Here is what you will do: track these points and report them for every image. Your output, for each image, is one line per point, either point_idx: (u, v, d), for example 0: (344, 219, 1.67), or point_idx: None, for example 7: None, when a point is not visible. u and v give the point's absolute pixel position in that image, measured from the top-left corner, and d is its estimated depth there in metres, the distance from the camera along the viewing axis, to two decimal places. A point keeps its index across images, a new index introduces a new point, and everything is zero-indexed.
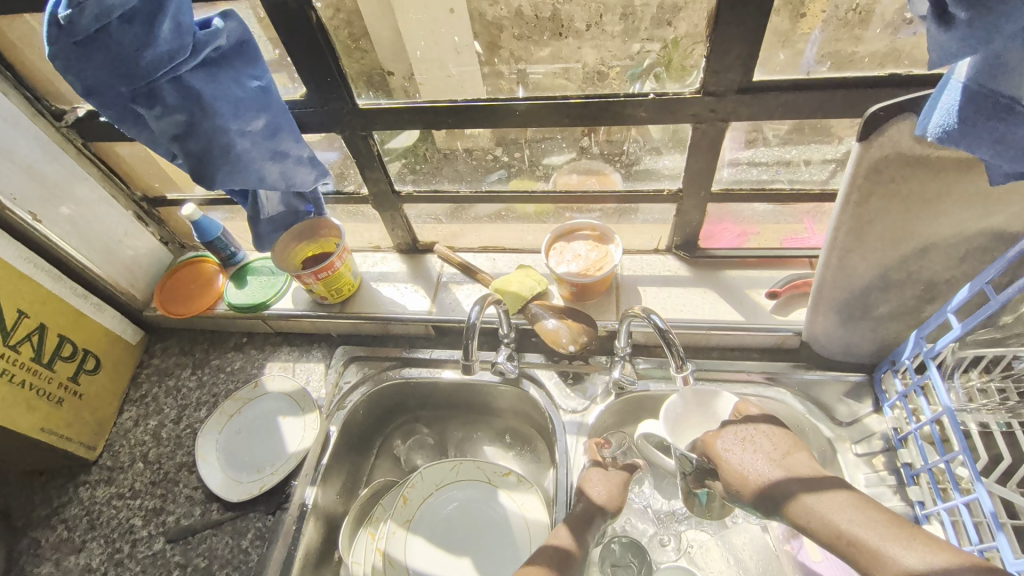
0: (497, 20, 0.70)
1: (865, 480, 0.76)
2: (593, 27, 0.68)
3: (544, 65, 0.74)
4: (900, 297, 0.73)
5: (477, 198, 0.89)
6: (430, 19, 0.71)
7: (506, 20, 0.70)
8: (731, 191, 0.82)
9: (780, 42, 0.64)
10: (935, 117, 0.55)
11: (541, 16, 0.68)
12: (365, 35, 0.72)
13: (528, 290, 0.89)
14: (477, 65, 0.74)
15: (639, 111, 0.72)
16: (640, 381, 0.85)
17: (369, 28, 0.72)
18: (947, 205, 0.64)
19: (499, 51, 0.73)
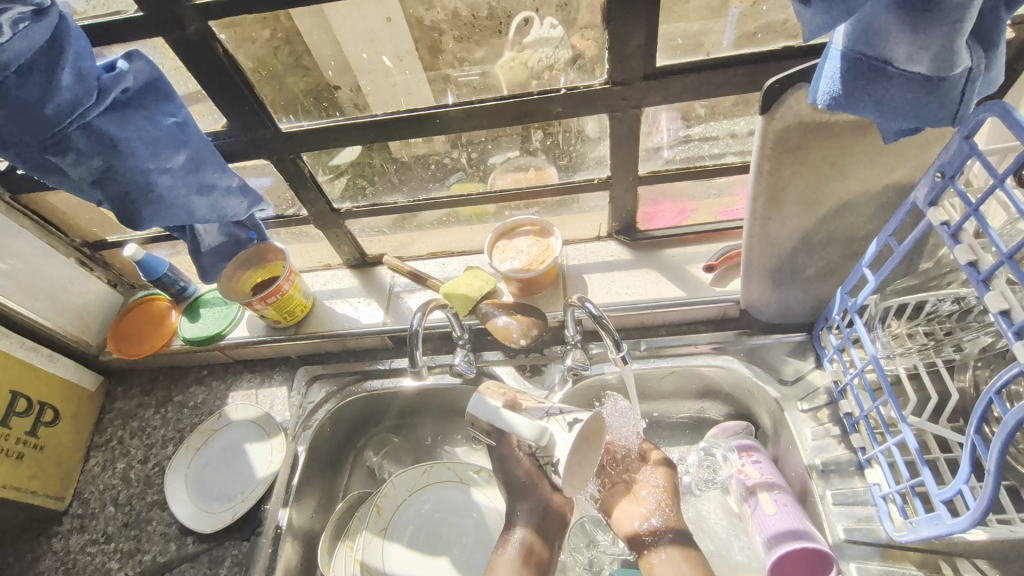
0: (435, 24, 0.71)
1: (811, 434, 0.78)
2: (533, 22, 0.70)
3: (483, 65, 0.75)
4: (824, 256, 0.76)
5: (416, 206, 0.91)
6: (356, 36, 0.71)
7: (444, 23, 0.71)
8: (658, 172, 0.85)
9: (677, 28, 0.67)
10: (822, 86, 0.57)
11: (480, 16, 0.70)
12: (306, 52, 0.72)
13: (476, 290, 0.90)
14: (422, 71, 0.75)
15: (555, 107, 0.74)
16: (594, 366, 0.87)
17: (292, 49, 0.72)
18: (852, 165, 0.67)
19: (442, 54, 0.74)
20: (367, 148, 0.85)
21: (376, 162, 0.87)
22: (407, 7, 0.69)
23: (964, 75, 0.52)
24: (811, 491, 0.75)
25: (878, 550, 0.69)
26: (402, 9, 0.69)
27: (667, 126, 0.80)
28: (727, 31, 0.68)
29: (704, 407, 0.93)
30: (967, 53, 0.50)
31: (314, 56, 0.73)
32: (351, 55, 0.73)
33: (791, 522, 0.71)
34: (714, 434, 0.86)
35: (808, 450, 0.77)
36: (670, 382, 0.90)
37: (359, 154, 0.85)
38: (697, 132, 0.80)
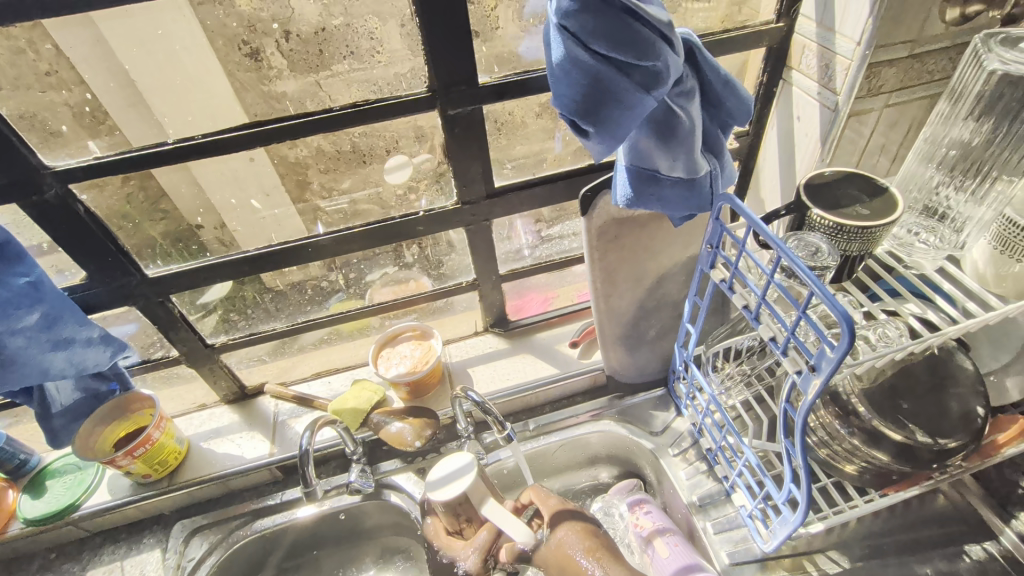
0: (299, 159, 0.78)
1: (685, 474, 0.88)
2: (392, 152, 0.80)
3: (350, 193, 0.83)
4: (660, 319, 0.92)
5: (296, 330, 0.93)
6: (223, 180, 0.77)
7: (308, 160, 0.78)
8: (516, 269, 0.98)
9: (507, 156, 0.83)
10: (619, 190, 0.73)
11: (343, 150, 0.78)
12: (163, 196, 0.76)
13: (365, 402, 0.92)
14: (291, 204, 0.83)
15: (417, 226, 0.84)
16: (489, 455, 0.92)
17: (147, 195, 0.75)
18: (659, 245, 0.85)
19: (308, 186, 0.81)
20: (241, 281, 0.87)
21: (251, 294, 0.90)
22: (268, 150, 0.75)
23: (709, 176, 0.72)
24: (695, 527, 0.84)
25: (758, 565, 0.78)
26: (265, 151, 0.75)
27: (524, 231, 0.95)
28: (558, 141, 0.84)
29: (597, 472, 1.00)
30: (704, 162, 0.71)
31: (173, 198, 0.77)
32: (213, 196, 0.79)
33: (682, 558, 0.79)
34: (611, 496, 0.96)
35: (686, 490, 0.87)
36: (561, 455, 0.97)
37: (229, 289, 0.88)
38: (557, 231, 0.96)
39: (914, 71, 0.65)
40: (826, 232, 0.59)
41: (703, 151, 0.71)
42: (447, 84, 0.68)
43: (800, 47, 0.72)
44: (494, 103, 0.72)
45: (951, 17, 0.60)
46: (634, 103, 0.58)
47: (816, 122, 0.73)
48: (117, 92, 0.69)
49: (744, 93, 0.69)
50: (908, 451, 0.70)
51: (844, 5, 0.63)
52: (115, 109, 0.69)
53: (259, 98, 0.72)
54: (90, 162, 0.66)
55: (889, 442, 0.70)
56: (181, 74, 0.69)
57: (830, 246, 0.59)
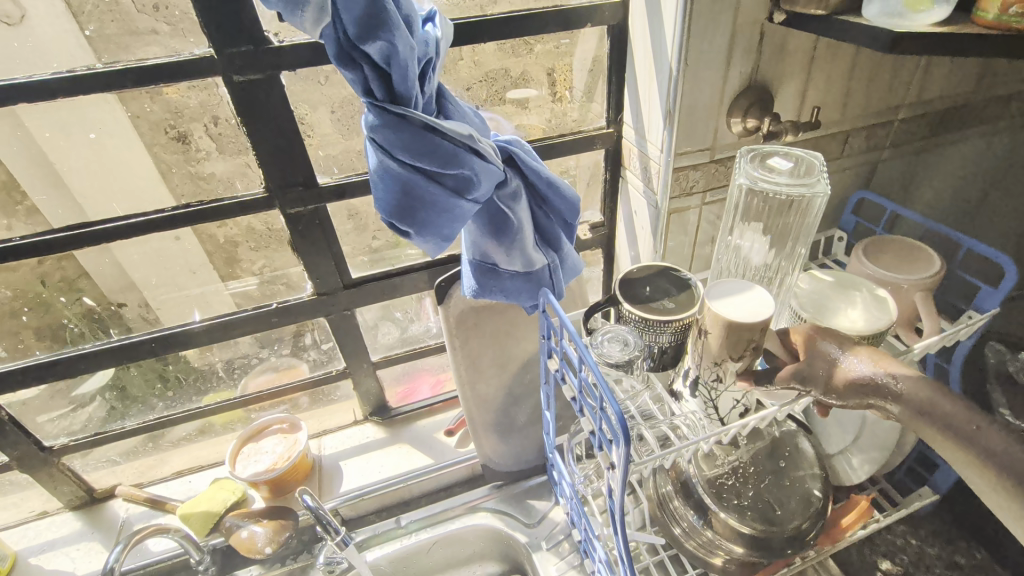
0: (230, 239, 0.78)
1: (556, 570, 0.85)
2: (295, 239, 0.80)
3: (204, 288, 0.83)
4: (529, 405, 0.91)
5: (149, 427, 0.89)
6: (146, 259, 0.78)
7: (152, 258, 0.78)
8: (389, 356, 0.97)
9: (363, 248, 0.84)
10: (466, 281, 0.76)
11: (191, 249, 0.78)
12: (83, 275, 0.77)
13: (219, 504, 0.87)
14: (220, 279, 0.83)
15: (271, 318, 0.84)
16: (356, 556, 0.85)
17: (67, 273, 0.76)
18: (521, 331, 0.86)
19: (240, 263, 0.81)
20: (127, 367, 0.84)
21: (144, 378, 0.86)
22: (197, 229, 0.76)
23: (547, 268, 0.75)
24: None
25: None
26: (192, 230, 0.76)
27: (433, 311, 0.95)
28: None
29: (477, 569, 0.96)
30: (541, 255, 0.74)
31: (95, 277, 0.78)
32: (135, 272, 0.79)
33: None
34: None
35: None
36: (438, 552, 0.93)
37: (113, 375, 0.84)
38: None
39: (720, 174, 0.73)
40: (636, 325, 0.63)
41: (540, 245, 0.75)
42: (282, 185, 0.71)
43: (629, 150, 0.80)
44: (337, 202, 0.76)
45: (738, 129, 0.68)
46: (448, 206, 0.62)
47: (647, 218, 0.79)
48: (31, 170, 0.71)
49: (571, 192, 0.73)
50: (762, 539, 0.70)
51: (648, 118, 0.71)
52: (34, 186, 0.71)
53: (187, 180, 0.73)
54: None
55: (736, 531, 0.71)
56: (60, 164, 0.71)
57: (638, 337, 0.63)
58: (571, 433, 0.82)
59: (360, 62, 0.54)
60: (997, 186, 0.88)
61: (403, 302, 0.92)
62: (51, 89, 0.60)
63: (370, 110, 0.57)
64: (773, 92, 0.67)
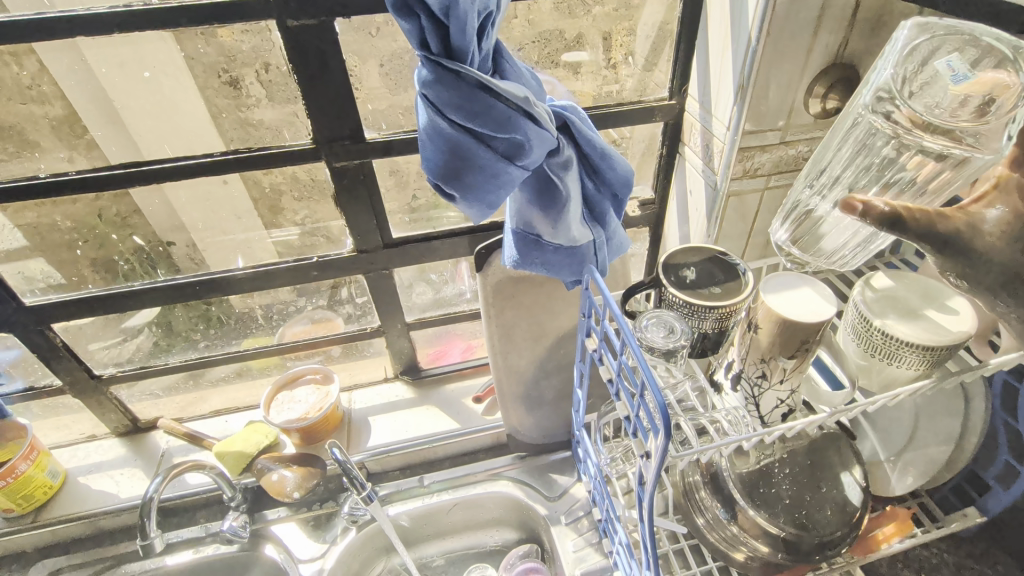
0: (274, 186, 0.78)
1: (573, 546, 0.85)
2: None
3: (249, 236, 0.83)
4: (559, 380, 0.90)
5: (192, 365, 0.93)
6: (194, 203, 0.79)
7: (199, 202, 0.79)
8: (423, 318, 0.96)
9: (405, 209, 0.83)
10: (508, 251, 0.74)
11: (237, 197, 0.79)
12: (135, 213, 0.78)
13: (252, 445, 0.90)
14: (263, 227, 0.83)
15: (310, 270, 0.84)
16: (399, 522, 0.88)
17: (120, 212, 0.77)
18: (559, 306, 0.84)
19: (281, 212, 0.81)
20: (171, 308, 0.86)
21: (188, 319, 0.89)
22: (243, 176, 0.76)
23: (593, 243, 0.73)
24: None
25: None
26: (238, 176, 0.76)
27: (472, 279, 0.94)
28: None
29: (495, 533, 0.97)
30: (586, 229, 0.71)
31: (146, 215, 0.79)
32: (182, 215, 0.80)
33: None
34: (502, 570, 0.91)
35: (570, 563, 0.83)
36: (458, 514, 0.94)
37: (159, 314, 0.87)
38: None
39: (789, 158, 0.68)
40: (681, 310, 0.61)
41: (587, 220, 0.72)
42: (330, 138, 0.70)
43: (690, 125, 0.76)
44: (383, 158, 0.74)
45: (815, 110, 0.63)
46: (497, 170, 0.60)
47: (703, 199, 0.75)
48: (88, 105, 0.70)
49: (625, 164, 0.70)
50: (794, 542, 0.68)
51: (717, 91, 0.66)
52: (95, 124, 0.71)
53: (237, 124, 0.72)
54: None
55: (764, 531, 0.69)
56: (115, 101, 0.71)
57: (683, 324, 0.60)
58: (600, 414, 0.80)
59: (418, 12, 0.51)
60: None
61: (441, 266, 0.90)
62: (107, 24, 0.60)
63: (425, 64, 0.55)
64: (861, 71, 0.61)
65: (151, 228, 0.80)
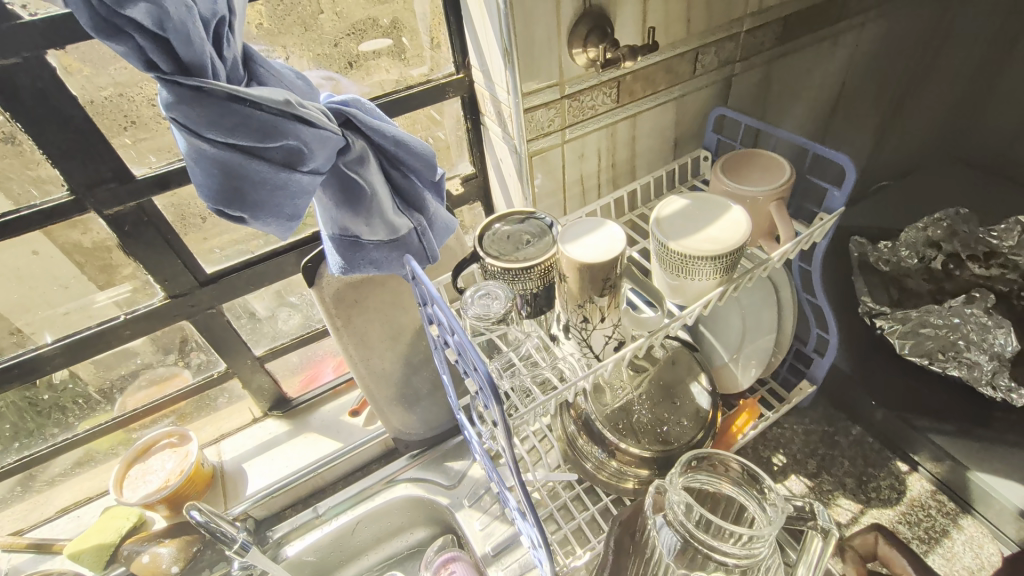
0: (95, 245, 0.70)
1: (480, 524, 0.86)
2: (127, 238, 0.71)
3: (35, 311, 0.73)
4: (429, 371, 0.90)
5: (36, 458, 0.82)
6: None
7: None
8: (275, 347, 0.91)
9: (214, 241, 0.77)
10: (331, 257, 0.71)
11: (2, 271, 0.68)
12: None
13: (113, 533, 0.81)
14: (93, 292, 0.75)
15: (123, 330, 0.76)
16: (296, 545, 0.86)
17: None
18: (405, 299, 0.83)
19: (117, 270, 0.73)
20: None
21: (14, 412, 0.78)
22: (53, 239, 0.68)
23: (414, 231, 0.72)
24: None
25: None
26: (48, 241, 0.68)
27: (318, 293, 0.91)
28: None
29: (409, 537, 0.96)
30: (404, 219, 0.71)
31: None
32: None
33: None
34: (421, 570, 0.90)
35: (480, 541, 0.85)
36: (363, 531, 0.91)
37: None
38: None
39: (575, 110, 0.71)
40: (502, 277, 0.63)
41: (401, 209, 0.71)
42: (89, 183, 0.63)
43: (482, 96, 0.77)
44: (164, 193, 0.68)
45: (582, 60, 0.66)
46: (281, 182, 0.57)
47: (511, 163, 0.77)
48: None
49: (424, 147, 0.69)
50: (663, 457, 0.75)
51: (491, 59, 0.68)
52: None
53: None
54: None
55: (634, 456, 0.75)
56: None
57: (508, 290, 0.62)
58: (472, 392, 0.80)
59: (130, 31, 0.46)
60: (823, 92, 0.96)
61: (276, 289, 0.86)
62: None
63: (161, 85, 0.49)
64: (611, 18, 0.66)
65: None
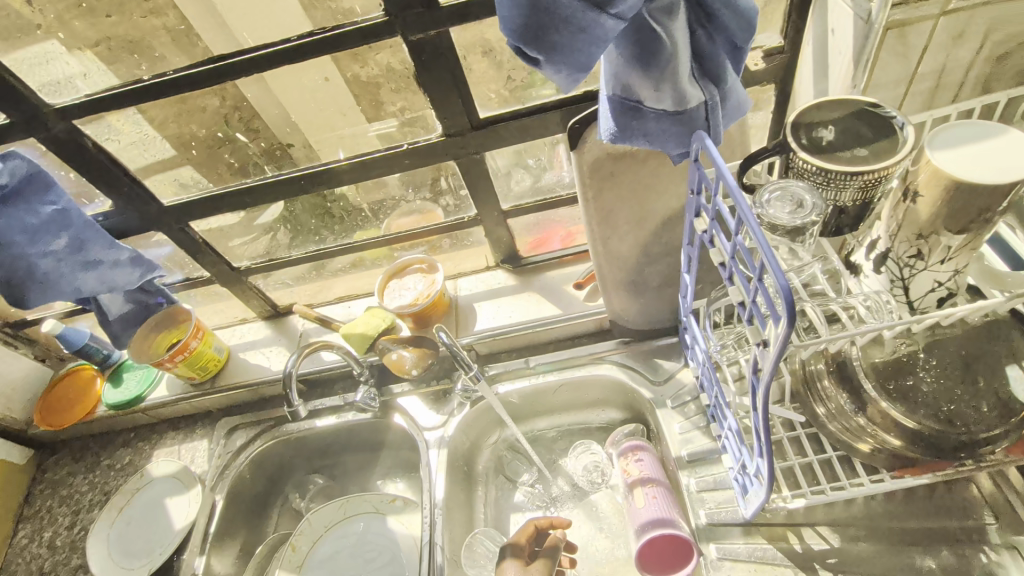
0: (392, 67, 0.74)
1: (679, 428, 0.84)
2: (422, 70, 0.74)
3: (342, 128, 0.83)
4: (665, 264, 0.85)
5: (321, 253, 0.99)
6: (295, 96, 0.79)
7: (290, 96, 0.79)
8: (519, 205, 0.93)
9: (491, 85, 0.77)
10: (602, 123, 0.65)
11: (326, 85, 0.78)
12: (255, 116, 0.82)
13: (373, 328, 0.97)
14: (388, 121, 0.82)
15: (404, 159, 0.83)
16: (502, 383, 0.95)
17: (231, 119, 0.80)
18: (663, 183, 0.77)
19: (383, 106, 0.80)
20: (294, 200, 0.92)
21: (312, 211, 0.95)
22: (342, 70, 0.76)
23: (703, 106, 0.63)
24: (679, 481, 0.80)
25: (740, 529, 0.73)
26: (338, 71, 0.76)
27: (563, 160, 0.89)
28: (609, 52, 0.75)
29: (600, 414, 1.00)
30: (696, 90, 0.61)
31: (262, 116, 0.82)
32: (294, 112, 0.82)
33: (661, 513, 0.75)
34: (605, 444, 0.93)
35: (677, 443, 0.83)
36: (562, 394, 0.97)
37: (288, 206, 0.94)
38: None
39: None
40: (813, 178, 0.51)
41: (696, 78, 0.61)
42: (403, 7, 0.65)
43: None
44: (460, 26, 0.69)
45: None
46: (586, 23, 0.51)
47: (849, 35, 0.61)
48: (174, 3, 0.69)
49: (747, 3, 0.57)
50: (933, 438, 0.61)
51: None
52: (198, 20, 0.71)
53: (325, 7, 0.69)
54: (82, 99, 0.71)
55: (897, 424, 0.62)
56: None
57: (817, 195, 0.51)
58: (711, 300, 0.74)
59: None
60: None
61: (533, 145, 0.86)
62: None
63: None
64: None
65: (269, 126, 0.83)
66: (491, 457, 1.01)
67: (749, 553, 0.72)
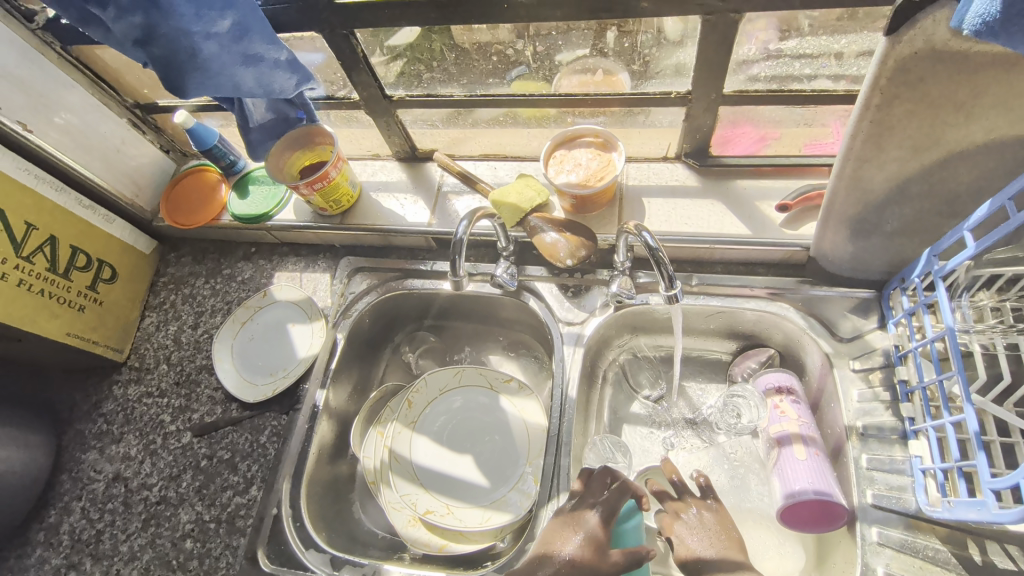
0: None
1: (858, 395, 0.76)
2: None
3: None
4: (916, 209, 0.68)
5: (472, 102, 0.85)
6: None
7: None
8: (745, 93, 0.77)
9: None
10: (975, 6, 0.47)
11: None
12: None
13: (527, 201, 0.87)
14: None
15: (641, 3, 0.65)
16: (639, 295, 0.87)
17: None
18: (987, 110, 0.57)
19: None
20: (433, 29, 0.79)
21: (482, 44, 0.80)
22: None
23: None
24: (845, 452, 0.75)
25: (903, 519, 0.68)
26: None
27: (761, 35, 0.72)
28: None
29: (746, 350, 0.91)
30: None
31: None
32: None
33: (817, 478, 0.72)
34: (735, 365, 0.90)
35: (851, 411, 0.76)
36: (713, 320, 0.88)
37: (417, 36, 0.81)
38: (790, 48, 0.73)
39: None
40: None
41: None
42: None
43: None
44: None
45: None
46: None
47: None
48: None
49: None
50: None
51: None
52: None
53: None
54: None
55: None
56: None
57: None
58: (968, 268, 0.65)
59: None
60: None
61: (796, 14, 0.67)
62: None
63: None
64: None
65: None
66: (615, 361, 0.94)
67: (907, 544, 0.67)
